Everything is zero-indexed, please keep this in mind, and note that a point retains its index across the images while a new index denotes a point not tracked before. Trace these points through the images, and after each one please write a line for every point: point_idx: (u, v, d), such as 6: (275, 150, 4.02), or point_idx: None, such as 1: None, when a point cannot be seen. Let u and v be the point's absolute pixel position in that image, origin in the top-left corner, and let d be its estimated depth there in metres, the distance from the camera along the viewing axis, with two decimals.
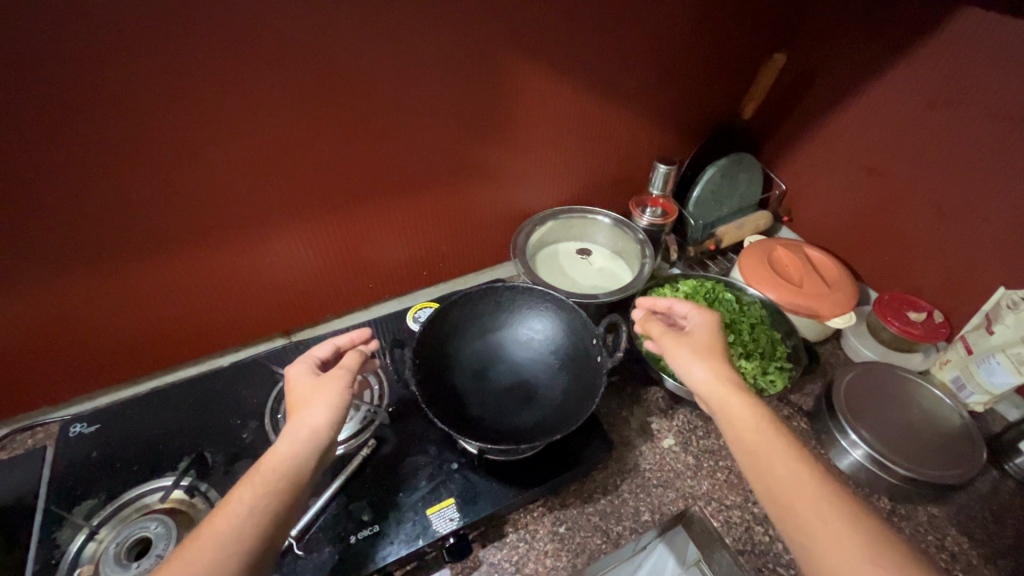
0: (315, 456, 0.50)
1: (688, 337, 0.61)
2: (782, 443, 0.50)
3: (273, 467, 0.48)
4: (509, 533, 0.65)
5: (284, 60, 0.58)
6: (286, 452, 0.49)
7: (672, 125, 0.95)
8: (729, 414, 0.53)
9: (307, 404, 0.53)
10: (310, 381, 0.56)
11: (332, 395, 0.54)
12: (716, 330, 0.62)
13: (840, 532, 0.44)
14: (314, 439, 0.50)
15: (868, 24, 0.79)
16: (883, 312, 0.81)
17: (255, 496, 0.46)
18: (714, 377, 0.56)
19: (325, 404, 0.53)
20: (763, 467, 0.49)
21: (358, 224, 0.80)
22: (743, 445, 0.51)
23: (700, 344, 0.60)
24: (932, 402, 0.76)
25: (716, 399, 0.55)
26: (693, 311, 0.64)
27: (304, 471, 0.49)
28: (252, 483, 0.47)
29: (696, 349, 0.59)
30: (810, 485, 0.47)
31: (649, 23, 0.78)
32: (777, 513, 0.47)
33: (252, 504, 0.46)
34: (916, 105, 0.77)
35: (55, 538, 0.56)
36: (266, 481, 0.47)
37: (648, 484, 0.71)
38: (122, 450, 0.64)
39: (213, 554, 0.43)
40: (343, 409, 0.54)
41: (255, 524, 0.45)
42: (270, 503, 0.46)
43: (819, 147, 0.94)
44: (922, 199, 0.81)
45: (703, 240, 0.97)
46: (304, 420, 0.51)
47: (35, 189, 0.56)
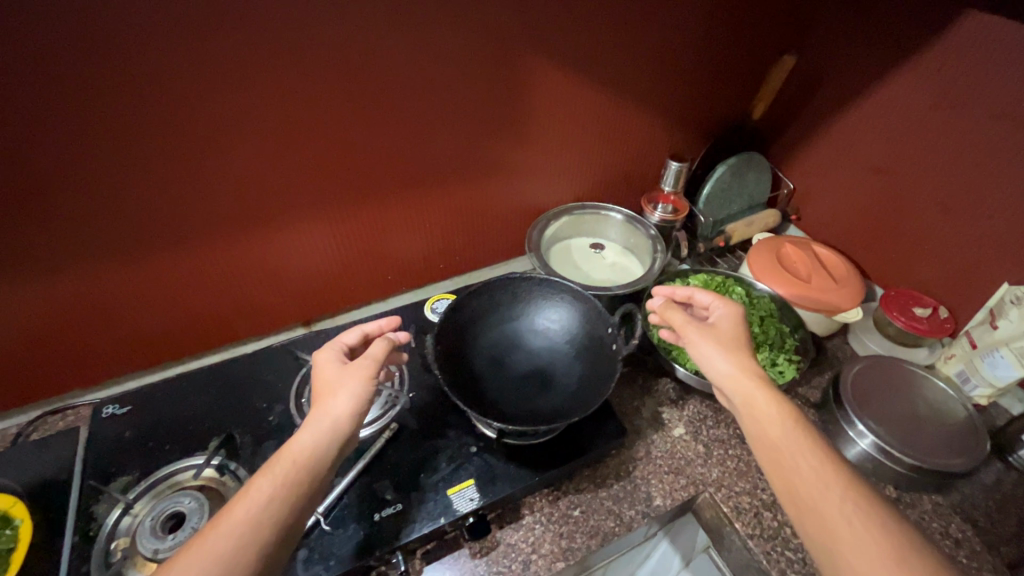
0: (335, 446, 0.52)
1: (713, 328, 0.63)
2: (811, 446, 0.51)
3: (296, 456, 0.50)
4: (526, 515, 0.67)
5: (315, 55, 0.61)
6: (308, 442, 0.51)
7: (683, 124, 0.97)
8: (755, 410, 0.55)
9: (332, 394, 0.55)
10: (337, 368, 0.58)
11: (355, 385, 0.56)
12: (740, 324, 0.64)
13: (861, 534, 0.45)
14: (336, 429, 0.53)
15: (874, 26, 0.81)
16: (889, 307, 0.83)
17: (275, 487, 0.48)
18: (738, 370, 0.58)
19: (349, 395, 0.55)
20: (787, 462, 0.51)
21: (379, 217, 0.82)
22: (768, 440, 0.53)
23: (724, 335, 0.62)
24: (938, 395, 0.78)
25: (737, 389, 0.57)
26: (719, 303, 0.66)
27: (325, 460, 0.51)
28: (271, 473, 0.48)
29: (720, 340, 0.61)
30: (832, 484, 0.49)
31: (662, 24, 0.80)
32: (799, 508, 0.49)
33: (271, 493, 0.47)
34: (920, 106, 0.80)
35: (93, 511, 0.58)
36: (286, 471, 0.49)
37: (660, 471, 0.73)
38: (154, 430, 0.66)
39: (235, 543, 0.44)
40: (365, 400, 0.55)
41: (277, 510, 0.47)
42: (291, 491, 0.48)
43: (827, 147, 0.96)
44: (927, 196, 0.83)
45: (713, 237, 0.99)
46: (328, 410, 0.53)
47: (77, 176, 0.58)
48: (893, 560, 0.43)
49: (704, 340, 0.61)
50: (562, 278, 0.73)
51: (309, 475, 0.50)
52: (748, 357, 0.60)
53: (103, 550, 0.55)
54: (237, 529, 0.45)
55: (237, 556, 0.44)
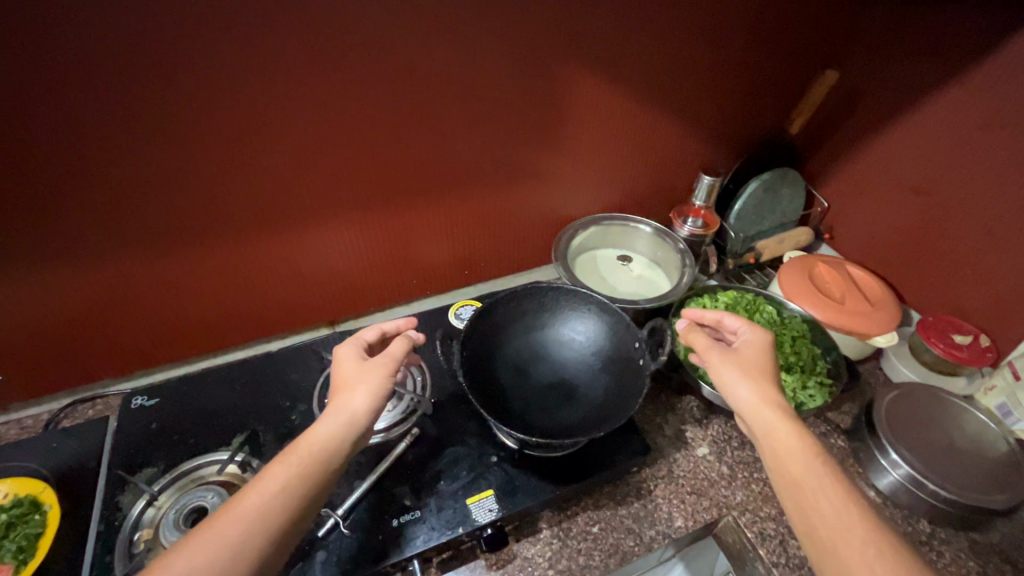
0: (349, 439, 0.52)
1: (738, 353, 0.61)
2: (836, 489, 0.49)
3: (309, 446, 0.50)
4: (544, 529, 0.66)
5: (355, 57, 0.62)
6: (323, 435, 0.51)
7: (716, 137, 0.96)
8: (776, 441, 0.53)
9: (351, 389, 0.55)
10: (357, 365, 0.58)
11: (373, 381, 0.56)
12: (768, 351, 0.61)
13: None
14: (352, 423, 0.53)
15: (919, 44, 0.80)
16: (927, 333, 0.81)
17: (288, 475, 0.48)
18: (759, 399, 0.56)
19: (367, 391, 0.55)
20: (806, 498, 0.49)
21: (408, 220, 0.82)
22: (787, 474, 0.51)
23: (750, 362, 0.60)
24: (977, 428, 0.75)
25: (761, 419, 0.55)
26: (747, 328, 0.64)
27: (337, 454, 0.51)
28: (286, 462, 0.49)
29: (745, 366, 0.59)
30: (853, 524, 0.47)
31: (700, 35, 0.79)
32: (815, 547, 0.47)
33: (284, 484, 0.48)
34: (966, 126, 0.77)
35: (118, 501, 0.59)
36: (299, 461, 0.49)
37: (682, 491, 0.72)
38: (181, 422, 0.67)
39: (243, 531, 0.45)
40: (381, 398, 0.55)
41: (286, 500, 0.47)
42: (303, 482, 0.48)
43: (865, 164, 0.93)
44: (970, 220, 0.80)
45: (743, 253, 0.97)
46: (346, 404, 0.54)
47: (120, 169, 0.60)
48: None
49: (726, 366, 0.59)
50: (590, 290, 0.73)
51: (324, 467, 0.50)
52: (775, 386, 0.58)
53: (126, 540, 0.56)
54: (247, 518, 0.46)
55: (250, 538, 0.45)
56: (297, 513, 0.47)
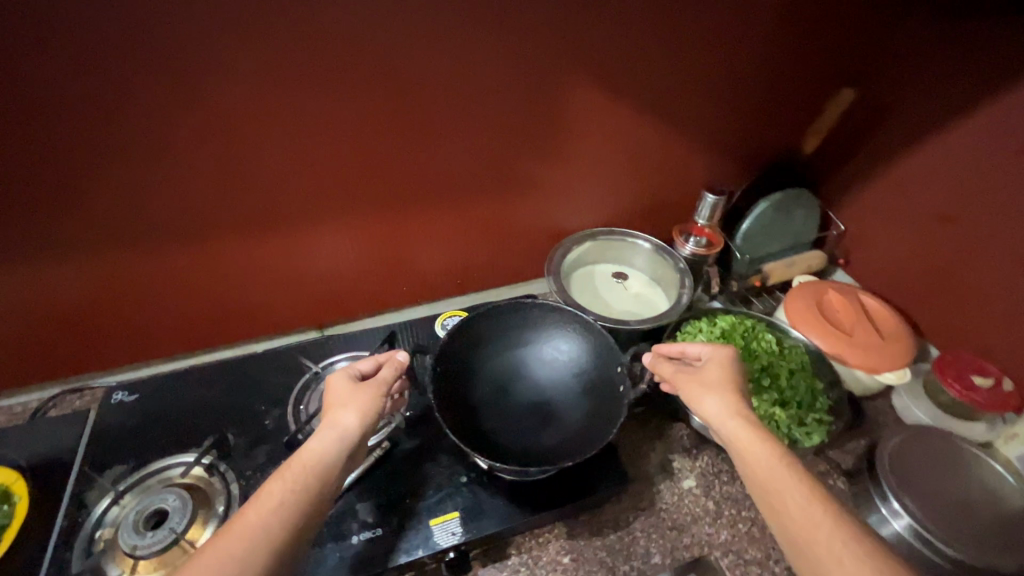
0: (342, 455, 0.51)
1: (698, 374, 0.59)
2: (800, 485, 0.48)
3: (304, 460, 0.49)
4: (512, 556, 0.64)
5: (345, 62, 0.61)
6: (315, 449, 0.50)
7: (727, 154, 0.91)
8: (744, 450, 0.52)
9: (344, 408, 0.53)
10: (348, 385, 0.56)
11: (366, 400, 0.54)
12: (727, 365, 0.59)
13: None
14: (345, 439, 0.51)
15: (950, 62, 0.74)
16: (943, 371, 0.75)
17: (287, 491, 0.46)
18: (725, 410, 0.55)
19: (357, 409, 0.53)
20: (777, 503, 0.48)
21: (399, 227, 0.81)
22: (758, 481, 0.50)
23: (708, 381, 0.58)
24: (990, 479, 0.69)
25: (725, 437, 0.54)
26: (706, 348, 0.62)
27: (330, 475, 0.49)
28: (284, 476, 0.47)
29: (704, 385, 0.58)
30: (823, 522, 0.45)
31: (711, 48, 0.76)
32: (795, 553, 0.46)
33: (283, 499, 0.45)
34: (998, 152, 0.72)
35: (84, 498, 0.59)
36: (296, 475, 0.47)
37: (662, 525, 0.68)
38: (156, 420, 0.67)
39: (243, 546, 0.42)
40: (372, 417, 0.54)
41: (284, 519, 0.44)
42: (303, 496, 0.46)
43: (886, 188, 0.88)
44: (999, 252, 0.74)
45: (749, 275, 0.93)
46: (338, 421, 0.52)
47: (107, 165, 0.60)
48: None
49: (692, 388, 0.58)
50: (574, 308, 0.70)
51: (321, 482, 0.48)
52: (736, 400, 0.55)
53: (87, 539, 0.56)
54: (248, 536, 0.43)
55: (249, 560, 0.42)
56: (295, 533, 0.45)
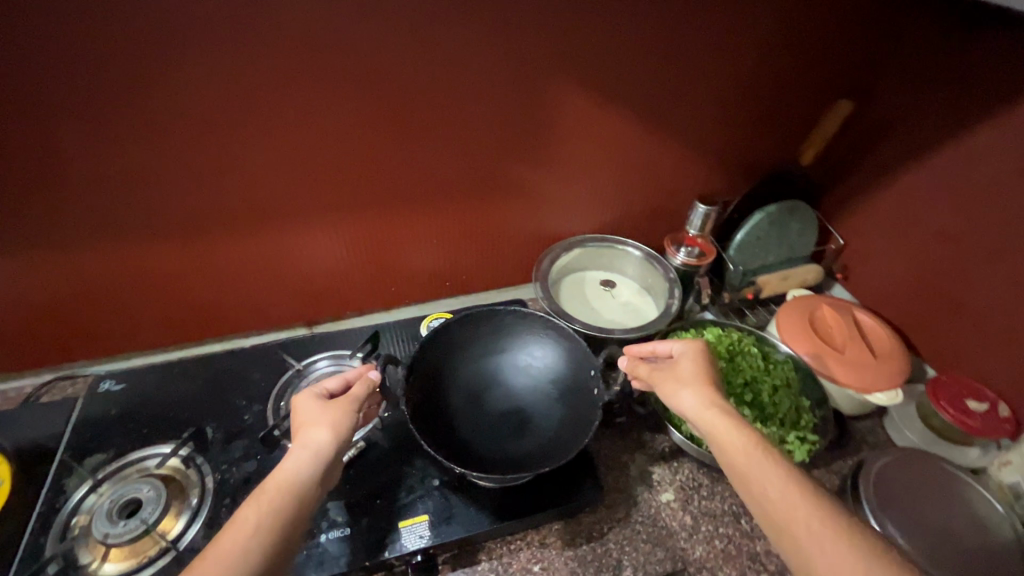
0: (317, 475, 0.48)
1: (672, 369, 0.59)
2: (776, 468, 0.48)
3: (277, 482, 0.46)
4: (482, 562, 0.63)
5: (329, 65, 0.61)
6: (288, 470, 0.47)
7: (722, 164, 0.90)
8: (720, 440, 0.51)
9: (314, 426, 0.51)
10: (317, 405, 0.54)
11: (337, 418, 0.52)
12: (700, 359, 0.59)
13: (839, 564, 0.42)
14: (318, 458, 0.49)
15: (953, 77, 0.72)
16: (936, 394, 0.72)
17: (262, 512, 0.44)
18: (700, 402, 0.54)
19: (329, 426, 0.51)
20: (755, 489, 0.47)
21: (387, 228, 0.81)
22: (735, 469, 0.49)
23: (682, 375, 0.58)
24: (979, 507, 0.67)
25: (701, 429, 0.53)
26: (677, 344, 0.62)
27: (306, 495, 0.47)
28: (258, 499, 0.45)
29: (678, 380, 0.57)
30: (802, 504, 0.45)
31: (704, 57, 0.75)
32: (776, 536, 0.46)
33: (258, 523, 0.43)
34: (999, 171, 0.69)
35: (64, 484, 0.61)
36: (270, 496, 0.45)
37: (637, 538, 0.67)
38: (139, 410, 0.69)
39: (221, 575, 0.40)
40: (346, 434, 0.52)
41: (260, 542, 0.42)
42: (278, 520, 0.44)
43: (886, 203, 0.86)
44: (998, 274, 0.72)
45: (742, 287, 0.91)
46: (310, 441, 0.50)
47: (94, 164, 0.61)
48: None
49: (666, 383, 0.58)
50: (548, 315, 0.70)
51: (297, 504, 0.46)
52: (711, 393, 0.55)
53: (63, 524, 0.57)
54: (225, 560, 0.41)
55: None
56: (271, 555, 0.42)
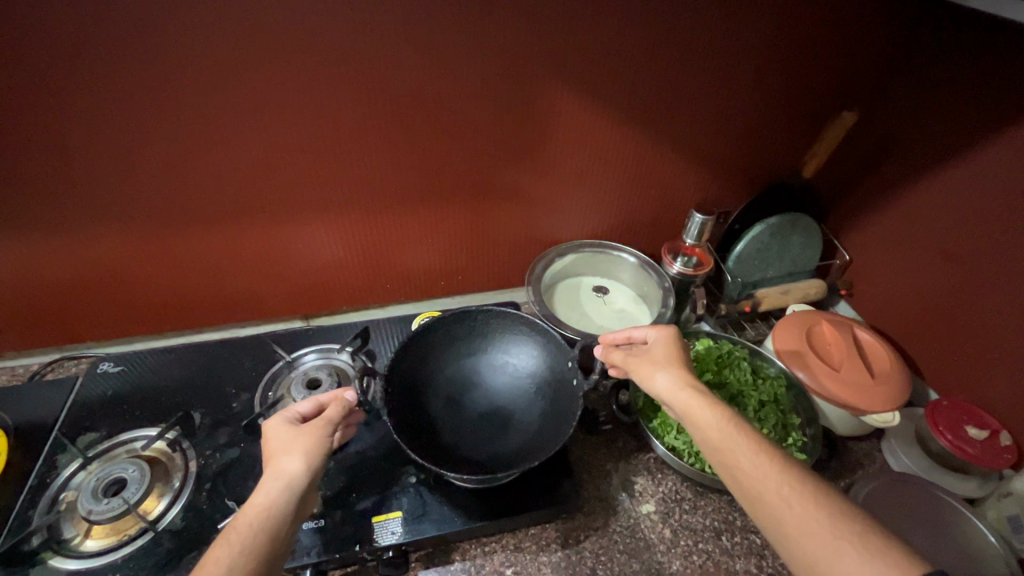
0: (291, 505, 0.47)
1: (647, 355, 0.59)
2: (748, 441, 0.47)
3: (248, 519, 0.45)
4: (455, 562, 0.63)
5: (325, 66, 0.62)
6: (261, 504, 0.46)
7: (724, 174, 0.89)
8: (694, 419, 0.51)
9: (286, 454, 0.50)
10: (289, 432, 0.53)
11: (309, 445, 0.51)
12: (672, 342, 0.60)
13: (806, 523, 0.41)
14: (292, 487, 0.48)
15: (965, 94, 0.70)
16: (934, 420, 0.70)
17: (236, 554, 0.42)
18: (675, 383, 0.54)
19: (303, 453, 0.50)
20: (729, 461, 0.47)
21: (381, 227, 0.82)
22: (710, 443, 0.49)
23: (656, 359, 0.58)
24: (971, 537, 0.64)
25: (676, 409, 0.53)
26: (649, 330, 0.62)
27: (280, 528, 0.45)
28: (230, 540, 0.43)
29: (654, 364, 0.58)
30: (774, 473, 0.45)
31: (703, 66, 0.74)
32: (751, 505, 0.45)
33: (231, 564, 0.42)
34: (1010, 192, 0.67)
35: (56, 461, 0.63)
36: (242, 534, 0.44)
37: (613, 548, 0.66)
38: (133, 393, 0.71)
39: None
40: (320, 460, 0.51)
41: None
42: (252, 558, 0.43)
43: (892, 220, 0.83)
44: (1004, 299, 0.69)
45: (740, 299, 0.90)
46: (282, 469, 0.49)
47: (96, 153, 0.63)
48: (845, 535, 0.40)
49: (642, 368, 0.58)
50: (526, 314, 0.71)
51: (271, 538, 0.44)
52: (683, 373, 0.55)
53: (51, 498, 0.60)
54: None
55: None
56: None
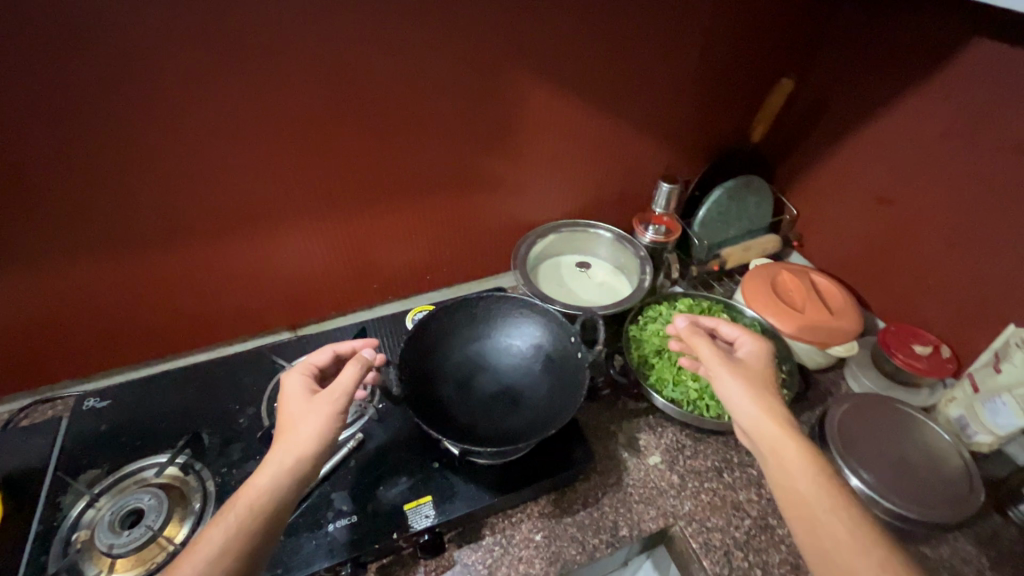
0: (296, 484, 0.48)
1: (746, 367, 0.60)
2: (843, 508, 0.47)
3: (248, 500, 0.46)
4: (486, 536, 0.66)
5: (301, 69, 0.63)
6: (265, 483, 0.47)
7: (681, 145, 0.96)
8: (783, 460, 0.51)
9: (296, 427, 0.50)
10: (303, 402, 0.53)
11: (321, 416, 0.51)
12: (766, 360, 0.62)
13: None
14: (299, 467, 0.48)
15: (881, 53, 0.79)
16: (887, 342, 0.79)
17: (238, 529, 0.44)
18: (766, 415, 0.55)
19: (313, 430, 0.50)
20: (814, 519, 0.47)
21: (365, 227, 0.83)
22: (795, 495, 0.49)
23: (755, 378, 0.59)
24: (930, 439, 0.74)
25: (757, 437, 0.54)
26: (747, 340, 0.64)
27: (281, 503, 0.47)
28: (234, 509, 0.45)
29: (753, 382, 0.58)
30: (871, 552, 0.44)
31: (655, 45, 0.79)
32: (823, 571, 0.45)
33: (227, 541, 0.43)
34: (925, 136, 0.76)
35: (59, 502, 0.60)
36: (241, 514, 0.45)
37: (629, 500, 0.71)
38: (129, 425, 0.69)
39: None
40: (330, 439, 0.51)
41: (231, 556, 0.43)
42: (252, 534, 0.44)
43: (830, 172, 0.93)
44: (931, 230, 0.79)
45: (708, 260, 0.97)
46: (292, 446, 0.49)
47: (69, 177, 0.60)
48: None
49: (736, 378, 0.58)
50: (523, 296, 0.74)
51: (272, 513, 0.46)
52: (772, 399, 0.56)
53: (63, 540, 0.57)
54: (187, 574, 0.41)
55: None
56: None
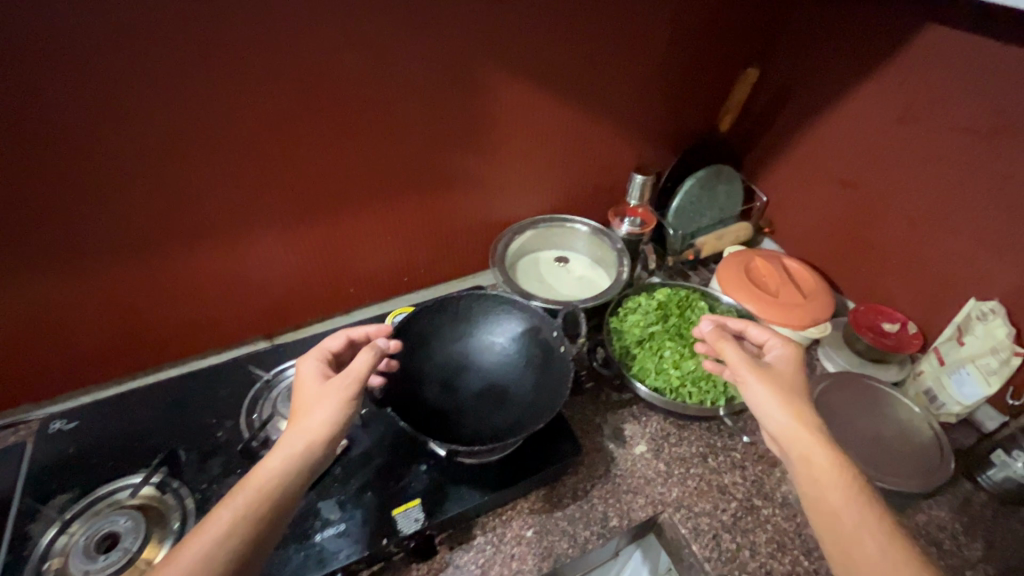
0: (307, 470, 0.47)
1: (777, 371, 0.59)
2: (871, 513, 0.48)
3: (259, 483, 0.45)
4: (477, 536, 0.65)
5: (266, 69, 0.61)
6: (277, 467, 0.46)
7: (652, 137, 0.97)
8: (812, 465, 0.51)
9: (310, 413, 0.50)
10: (317, 388, 0.53)
11: (337, 401, 0.51)
12: (797, 363, 0.61)
13: None
14: (309, 453, 0.47)
15: (840, 40, 0.81)
16: (857, 322, 0.81)
17: (248, 513, 0.43)
18: (797, 421, 0.54)
19: (325, 416, 0.49)
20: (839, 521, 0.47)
21: (338, 230, 0.81)
22: (822, 500, 0.49)
23: (786, 382, 0.58)
24: (901, 414, 0.77)
25: (787, 441, 0.53)
26: (777, 343, 0.64)
27: (289, 489, 0.46)
28: (243, 493, 0.44)
29: (784, 387, 0.57)
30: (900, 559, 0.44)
31: (624, 38, 0.80)
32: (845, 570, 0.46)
33: (235, 525, 0.42)
34: (885, 121, 0.79)
35: (28, 530, 0.58)
36: (251, 499, 0.44)
37: (618, 490, 0.71)
38: (99, 446, 0.66)
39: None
40: (341, 427, 0.50)
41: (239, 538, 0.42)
42: (260, 521, 0.43)
43: (797, 159, 0.95)
44: (894, 211, 0.82)
45: (682, 250, 0.99)
46: (304, 432, 0.48)
47: (23, 189, 0.58)
48: None
49: (766, 382, 0.57)
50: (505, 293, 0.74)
51: (282, 499, 0.45)
52: (803, 404, 0.55)
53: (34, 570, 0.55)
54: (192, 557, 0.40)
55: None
56: (239, 562, 0.41)
